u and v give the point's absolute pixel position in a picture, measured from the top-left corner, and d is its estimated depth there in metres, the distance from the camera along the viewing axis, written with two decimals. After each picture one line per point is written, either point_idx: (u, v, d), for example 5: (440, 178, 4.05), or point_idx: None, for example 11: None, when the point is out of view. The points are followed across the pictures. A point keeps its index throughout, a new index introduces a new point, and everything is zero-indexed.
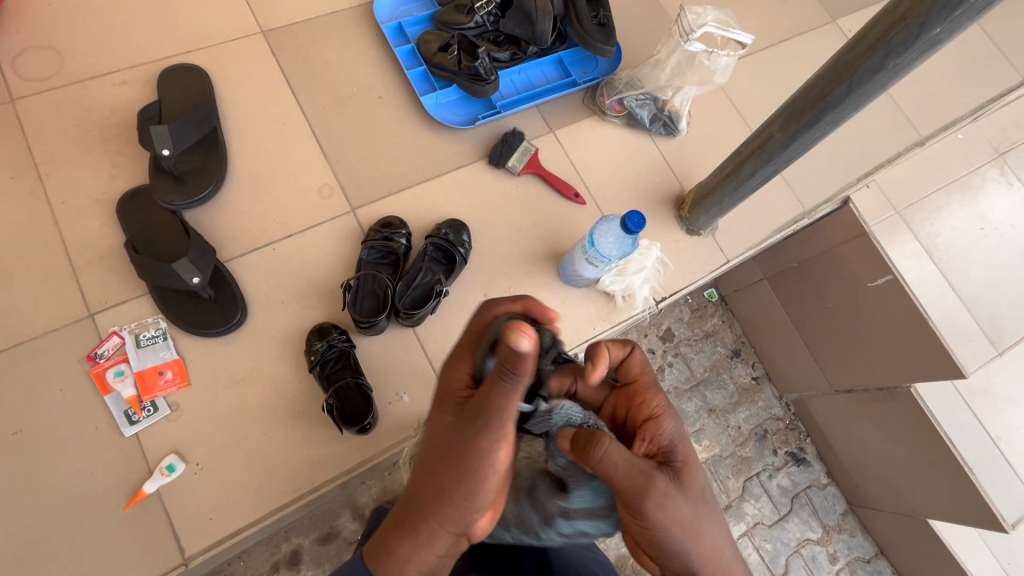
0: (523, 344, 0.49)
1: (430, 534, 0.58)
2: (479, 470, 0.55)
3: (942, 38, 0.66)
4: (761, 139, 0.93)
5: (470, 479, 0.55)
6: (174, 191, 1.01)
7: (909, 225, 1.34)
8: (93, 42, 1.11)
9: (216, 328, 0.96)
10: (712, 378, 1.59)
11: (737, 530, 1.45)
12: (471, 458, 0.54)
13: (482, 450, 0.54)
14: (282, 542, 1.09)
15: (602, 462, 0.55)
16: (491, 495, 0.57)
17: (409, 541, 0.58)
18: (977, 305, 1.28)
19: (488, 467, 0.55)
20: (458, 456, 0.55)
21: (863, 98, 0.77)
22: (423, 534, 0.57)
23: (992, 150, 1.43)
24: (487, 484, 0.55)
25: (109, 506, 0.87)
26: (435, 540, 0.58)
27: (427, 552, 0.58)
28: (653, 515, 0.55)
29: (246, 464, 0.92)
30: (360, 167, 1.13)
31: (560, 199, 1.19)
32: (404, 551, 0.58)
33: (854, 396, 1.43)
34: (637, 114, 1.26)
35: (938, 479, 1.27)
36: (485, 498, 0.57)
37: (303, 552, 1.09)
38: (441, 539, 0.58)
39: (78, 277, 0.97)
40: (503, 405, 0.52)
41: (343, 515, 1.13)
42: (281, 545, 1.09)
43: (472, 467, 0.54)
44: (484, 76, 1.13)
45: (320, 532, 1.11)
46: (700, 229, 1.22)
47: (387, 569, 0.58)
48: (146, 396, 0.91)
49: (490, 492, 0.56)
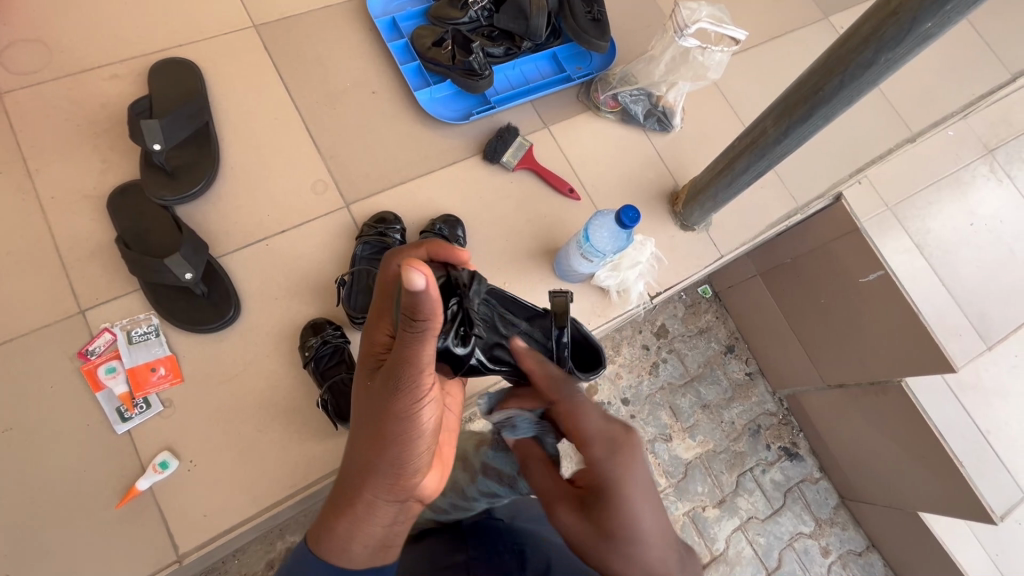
0: (419, 285, 0.48)
1: (371, 506, 0.56)
2: (401, 432, 0.54)
3: (933, 32, 0.67)
4: (754, 134, 0.93)
5: (396, 442, 0.55)
6: (166, 186, 1.00)
7: (900, 220, 1.35)
8: (82, 36, 1.09)
9: (209, 323, 0.95)
10: (706, 374, 1.60)
11: (730, 525, 1.46)
12: (396, 416, 0.54)
13: (402, 410, 0.54)
14: (277, 540, 1.08)
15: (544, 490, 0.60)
16: (425, 454, 0.57)
17: (353, 517, 0.56)
18: (966, 299, 1.29)
19: (410, 427, 0.54)
20: (379, 420, 0.55)
21: (856, 93, 0.78)
22: (362, 506, 0.56)
23: (982, 147, 1.44)
24: (414, 444, 0.55)
25: (101, 504, 0.86)
26: (375, 511, 0.56)
27: (372, 524, 0.57)
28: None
29: (240, 461, 0.92)
30: (354, 162, 1.13)
31: (555, 194, 1.19)
32: (349, 524, 0.56)
33: (846, 390, 1.45)
34: (631, 110, 1.26)
35: (927, 472, 1.29)
36: (420, 458, 0.56)
37: None
38: (383, 509, 0.57)
39: (68, 273, 0.96)
40: (416, 356, 0.53)
41: None
42: (277, 543, 1.08)
43: (392, 428, 0.54)
44: (478, 71, 1.13)
45: None
46: (694, 225, 1.22)
47: (337, 545, 0.56)
48: (139, 393, 0.90)
49: (420, 450, 0.56)
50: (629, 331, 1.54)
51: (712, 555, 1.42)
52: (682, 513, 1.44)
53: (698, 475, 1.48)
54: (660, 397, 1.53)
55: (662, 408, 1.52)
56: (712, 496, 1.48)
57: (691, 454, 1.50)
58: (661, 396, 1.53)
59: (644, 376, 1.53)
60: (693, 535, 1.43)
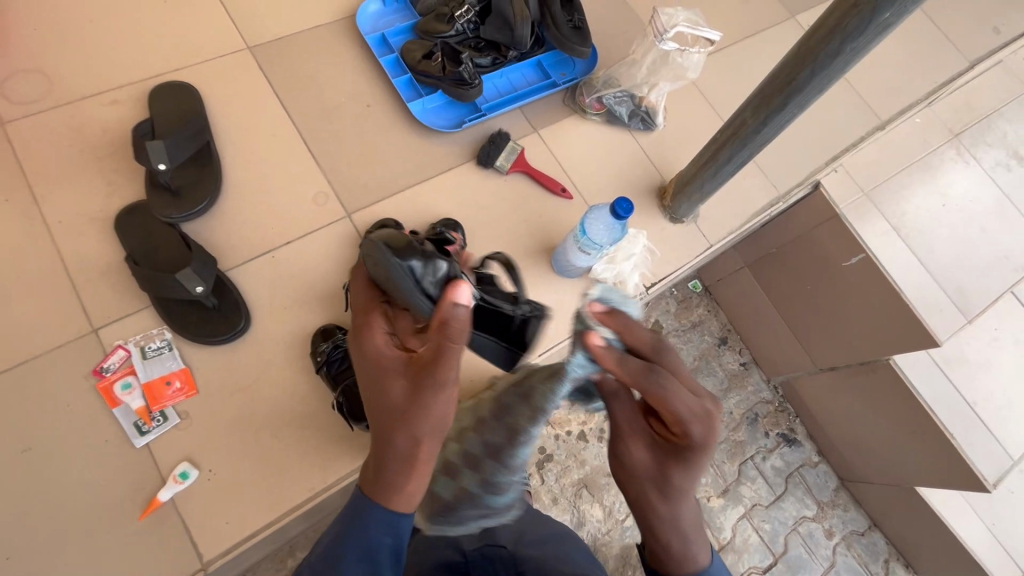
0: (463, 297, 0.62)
1: (407, 454, 0.60)
2: (379, 355, 0.63)
3: (892, 22, 0.72)
4: (734, 126, 0.99)
5: (391, 369, 0.62)
6: (172, 204, 1.03)
7: (876, 205, 1.42)
8: (81, 65, 1.12)
9: (221, 334, 0.98)
10: (702, 366, 1.65)
11: (735, 513, 1.49)
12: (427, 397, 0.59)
13: (366, 343, 0.64)
14: (288, 556, 1.14)
15: (669, 400, 0.57)
16: (443, 384, 0.59)
17: (405, 479, 0.62)
18: (945, 276, 1.36)
19: (384, 352, 0.63)
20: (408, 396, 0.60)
21: (827, 81, 0.83)
22: (399, 458, 0.60)
23: (948, 132, 1.52)
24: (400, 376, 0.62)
25: (124, 517, 0.87)
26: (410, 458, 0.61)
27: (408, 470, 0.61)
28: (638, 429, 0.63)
29: (259, 469, 0.93)
30: (355, 174, 1.17)
31: (548, 194, 1.24)
32: (407, 483, 0.62)
33: (837, 372, 1.51)
34: (616, 111, 1.31)
35: (917, 442, 1.35)
36: (434, 396, 0.59)
37: None
38: (417, 459, 0.61)
39: (79, 293, 0.97)
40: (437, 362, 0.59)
41: None
42: (287, 560, 1.13)
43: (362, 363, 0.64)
44: (467, 80, 1.19)
45: None
46: (683, 217, 1.27)
47: (386, 494, 0.62)
48: (155, 407, 0.92)
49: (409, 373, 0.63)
50: None
51: (720, 544, 1.46)
52: None
53: None
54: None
55: None
56: (716, 486, 1.51)
57: None
58: None
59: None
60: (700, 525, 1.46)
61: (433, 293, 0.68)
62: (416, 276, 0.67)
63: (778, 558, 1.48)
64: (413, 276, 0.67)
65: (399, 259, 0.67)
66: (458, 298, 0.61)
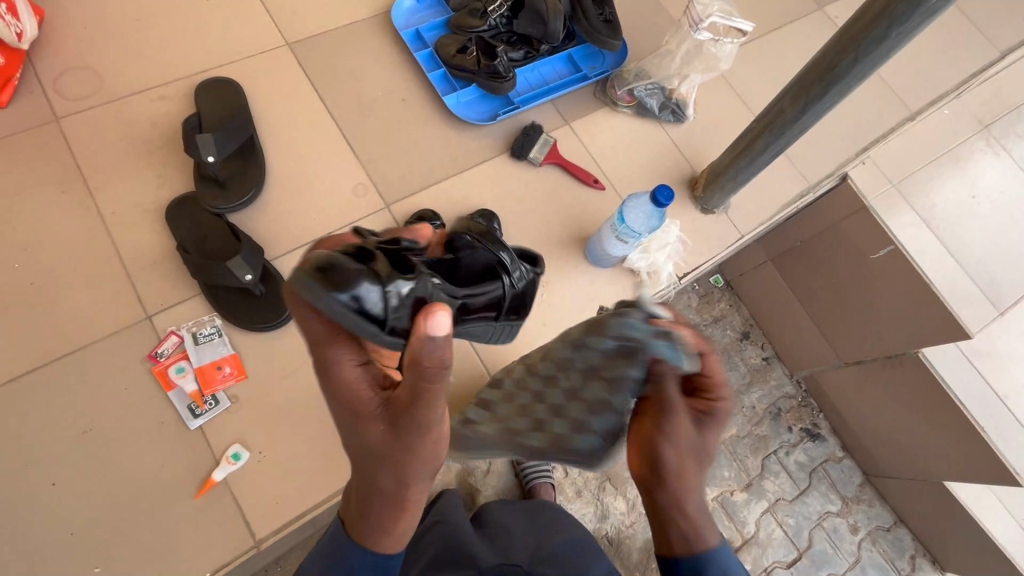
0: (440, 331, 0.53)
1: (402, 496, 0.61)
2: (350, 390, 0.57)
3: (938, 8, 0.72)
4: (772, 115, 0.99)
5: (367, 416, 0.58)
6: (219, 196, 1.06)
7: (906, 197, 1.42)
8: (130, 62, 1.16)
9: (267, 322, 1.01)
10: (724, 361, 1.66)
11: (759, 507, 1.50)
12: (415, 443, 0.57)
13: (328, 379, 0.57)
14: (318, 545, 1.17)
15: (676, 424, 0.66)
16: (424, 431, 0.56)
17: (399, 517, 0.63)
18: (976, 268, 1.35)
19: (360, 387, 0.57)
20: (396, 443, 0.57)
21: (870, 68, 0.83)
22: (390, 499, 0.61)
23: (978, 123, 1.51)
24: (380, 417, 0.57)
25: (179, 496, 0.90)
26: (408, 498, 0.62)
27: (402, 509, 0.63)
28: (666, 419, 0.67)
29: (305, 452, 0.96)
30: (392, 166, 1.19)
31: (580, 186, 1.25)
32: (395, 526, 0.64)
33: (862, 366, 1.50)
34: (647, 103, 1.32)
35: (947, 437, 1.34)
36: (417, 440, 0.57)
37: None
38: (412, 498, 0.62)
39: (133, 280, 1.01)
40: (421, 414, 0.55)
41: None
42: (318, 548, 1.17)
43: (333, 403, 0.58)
44: (502, 73, 1.21)
45: None
46: (715, 207, 1.28)
47: (375, 537, 0.64)
48: (208, 390, 0.95)
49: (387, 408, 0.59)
50: None
51: (744, 537, 1.46)
52: (711, 499, 1.48)
53: (725, 460, 1.53)
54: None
55: None
56: (740, 480, 1.52)
57: None
58: None
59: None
60: (723, 519, 1.47)
61: (405, 324, 0.56)
62: (367, 311, 0.53)
63: (802, 553, 1.48)
64: (359, 311, 0.53)
65: (336, 291, 0.53)
66: (436, 329, 0.52)
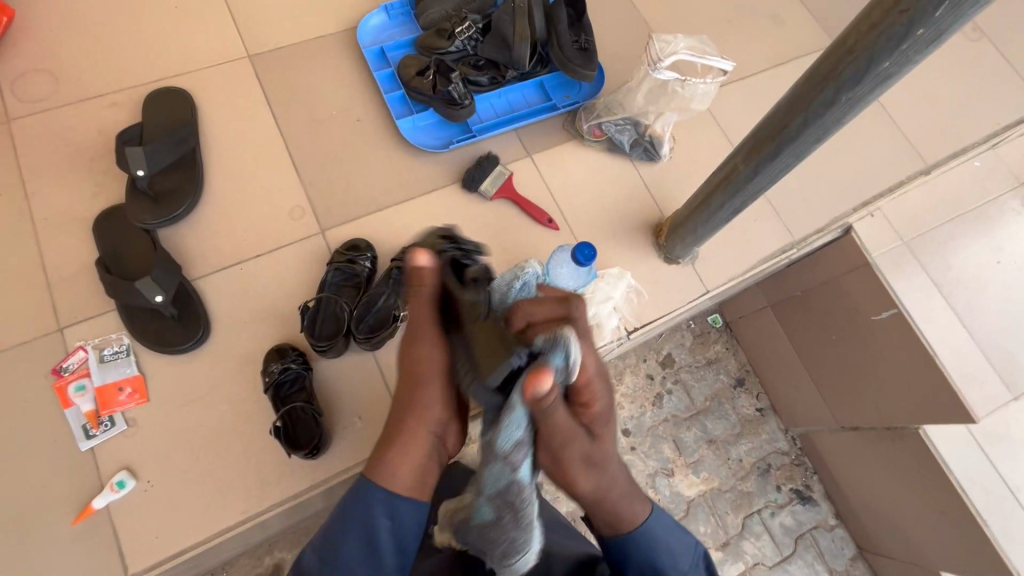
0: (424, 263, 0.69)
1: (414, 433, 0.68)
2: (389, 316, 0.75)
3: (893, 72, 0.62)
4: (726, 171, 0.89)
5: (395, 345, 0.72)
6: (149, 210, 1.03)
7: (916, 256, 1.25)
8: (88, 67, 1.16)
9: (178, 345, 0.98)
10: (713, 408, 1.51)
11: (734, 570, 1.37)
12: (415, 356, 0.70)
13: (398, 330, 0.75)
14: (266, 554, 1.08)
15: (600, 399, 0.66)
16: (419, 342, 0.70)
17: (405, 459, 0.66)
18: (991, 344, 1.18)
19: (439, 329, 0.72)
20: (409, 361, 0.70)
21: (823, 133, 0.72)
22: (407, 440, 0.67)
23: (1012, 179, 1.33)
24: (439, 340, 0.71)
25: (59, 519, 0.88)
26: (419, 442, 0.68)
27: (414, 450, 0.67)
28: (566, 425, 0.62)
29: (195, 485, 0.92)
30: (334, 189, 1.15)
31: (533, 224, 1.17)
32: (398, 459, 0.66)
33: (860, 434, 1.35)
34: (617, 140, 1.23)
35: (948, 526, 1.18)
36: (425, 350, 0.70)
37: (285, 566, 1.09)
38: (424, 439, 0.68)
39: (52, 291, 1.00)
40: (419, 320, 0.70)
41: (324, 530, 1.11)
42: (265, 558, 1.08)
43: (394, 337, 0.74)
44: (458, 100, 1.14)
45: (303, 547, 1.10)
46: (679, 257, 1.18)
47: (382, 471, 0.65)
48: (104, 411, 0.93)
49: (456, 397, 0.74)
50: (633, 360, 1.46)
51: None
52: None
53: (701, 514, 1.40)
54: (663, 429, 1.45)
55: (665, 441, 1.44)
56: (716, 538, 1.39)
57: (695, 491, 1.42)
58: (664, 428, 1.45)
59: (646, 408, 1.46)
60: None
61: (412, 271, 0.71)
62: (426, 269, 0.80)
63: None
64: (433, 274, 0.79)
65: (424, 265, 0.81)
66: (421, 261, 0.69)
